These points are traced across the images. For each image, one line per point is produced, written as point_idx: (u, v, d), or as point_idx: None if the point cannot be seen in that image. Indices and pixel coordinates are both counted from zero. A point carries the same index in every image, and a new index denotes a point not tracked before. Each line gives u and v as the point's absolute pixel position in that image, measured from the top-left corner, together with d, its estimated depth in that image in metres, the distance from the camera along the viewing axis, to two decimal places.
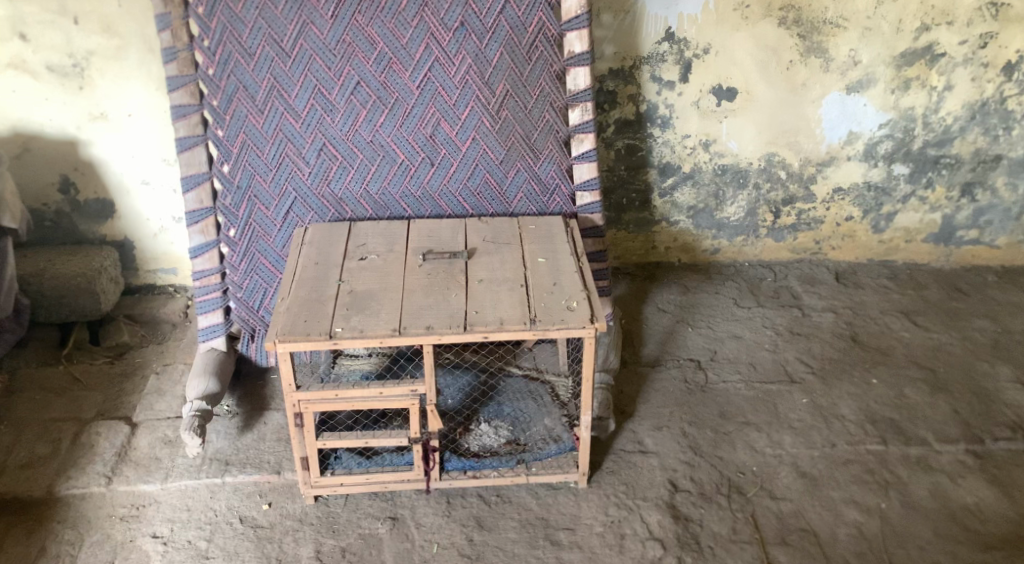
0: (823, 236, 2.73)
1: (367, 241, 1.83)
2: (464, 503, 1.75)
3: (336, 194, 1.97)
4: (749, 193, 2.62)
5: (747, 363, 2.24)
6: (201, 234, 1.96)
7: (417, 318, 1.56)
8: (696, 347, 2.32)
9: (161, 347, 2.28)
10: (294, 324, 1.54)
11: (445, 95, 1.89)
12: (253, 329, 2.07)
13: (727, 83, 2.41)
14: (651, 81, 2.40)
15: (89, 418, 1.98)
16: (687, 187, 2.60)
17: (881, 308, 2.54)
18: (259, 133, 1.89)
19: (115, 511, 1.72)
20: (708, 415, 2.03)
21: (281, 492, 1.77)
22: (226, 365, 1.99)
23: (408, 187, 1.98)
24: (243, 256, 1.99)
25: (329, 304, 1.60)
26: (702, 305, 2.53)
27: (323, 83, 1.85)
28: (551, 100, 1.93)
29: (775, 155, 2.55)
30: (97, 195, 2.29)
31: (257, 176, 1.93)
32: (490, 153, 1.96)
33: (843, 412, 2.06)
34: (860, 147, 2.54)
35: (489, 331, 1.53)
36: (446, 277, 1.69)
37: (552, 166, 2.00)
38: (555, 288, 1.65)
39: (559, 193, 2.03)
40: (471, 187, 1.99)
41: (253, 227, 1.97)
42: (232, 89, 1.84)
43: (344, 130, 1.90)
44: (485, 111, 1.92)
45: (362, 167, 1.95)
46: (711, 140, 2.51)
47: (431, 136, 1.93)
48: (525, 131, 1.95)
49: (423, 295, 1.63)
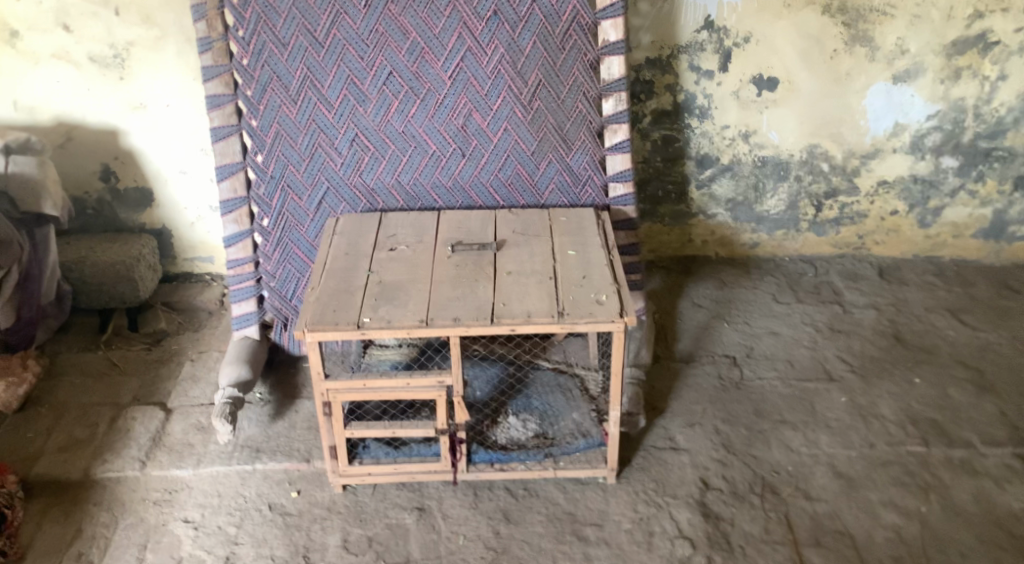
0: (867, 230, 2.65)
1: (397, 232, 1.82)
2: (492, 496, 1.74)
3: (368, 184, 1.97)
4: (790, 186, 2.55)
5: (785, 361, 2.18)
6: (235, 223, 1.98)
7: (444, 310, 1.55)
8: (732, 343, 2.27)
9: (196, 334, 2.32)
10: (323, 314, 1.55)
11: (477, 85, 1.88)
12: (286, 318, 2.09)
13: (768, 73, 2.35)
14: (690, 71, 2.35)
15: (126, 404, 2.02)
16: (726, 180, 2.54)
17: (926, 305, 2.45)
18: (292, 123, 1.90)
19: (148, 495, 1.75)
20: (743, 413, 1.98)
21: (310, 480, 1.78)
22: (258, 353, 2.01)
23: (439, 178, 1.97)
24: (276, 246, 2.01)
25: (358, 294, 1.60)
26: (739, 300, 2.48)
27: (355, 73, 1.85)
28: (584, 90, 1.90)
29: (817, 147, 2.48)
30: (136, 184, 2.33)
31: (290, 166, 1.94)
32: (522, 144, 1.94)
33: (883, 412, 1.99)
34: (907, 139, 2.46)
35: (516, 323, 1.52)
36: (474, 268, 1.67)
37: (585, 157, 1.97)
38: (584, 281, 1.62)
39: (591, 184, 2.00)
40: (502, 178, 1.98)
41: (286, 217, 1.99)
42: (266, 79, 1.85)
43: (376, 121, 1.90)
44: (517, 102, 1.90)
45: (393, 158, 1.95)
46: (751, 132, 2.45)
47: (463, 127, 1.92)
48: (557, 121, 1.92)
49: (451, 287, 1.62)
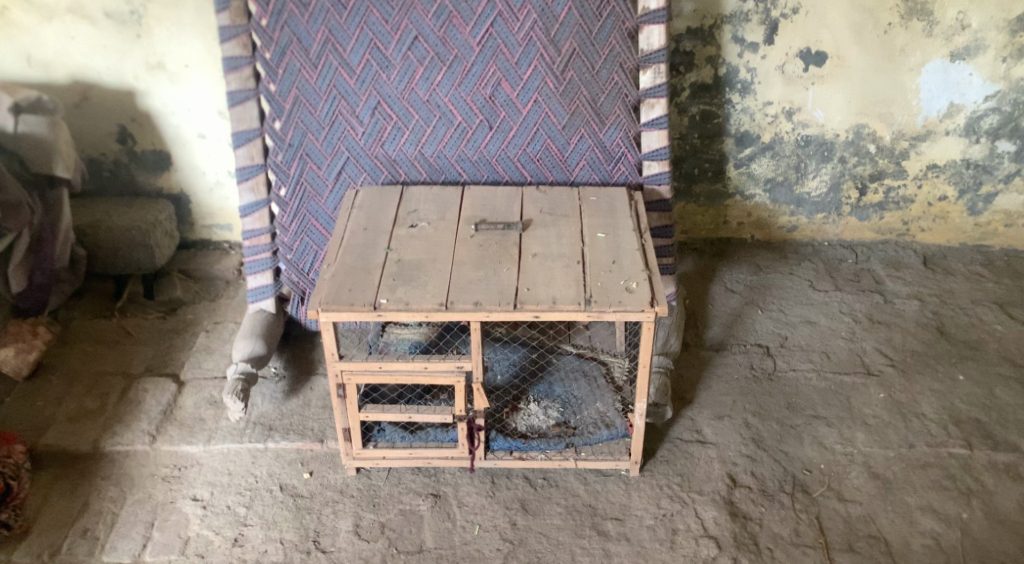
0: (912, 216, 2.52)
1: (418, 207, 1.74)
2: (509, 485, 1.67)
3: (389, 155, 1.89)
4: (833, 167, 2.43)
5: (821, 352, 2.07)
6: (252, 192, 1.90)
7: (465, 293, 1.48)
8: (765, 332, 2.15)
9: (212, 305, 2.27)
10: (338, 293, 1.49)
11: (507, 53, 1.77)
12: (303, 292, 2.03)
13: (816, 47, 2.22)
14: (733, 43, 2.22)
15: (137, 374, 1.98)
16: (765, 159, 2.42)
17: (973, 297, 2.33)
18: (312, 89, 1.81)
19: (158, 471, 1.71)
20: (775, 406, 1.87)
21: (322, 461, 1.73)
22: (273, 327, 1.96)
23: (464, 150, 1.88)
24: (293, 217, 1.94)
25: (375, 273, 1.54)
26: (774, 286, 2.37)
27: (379, 37, 1.75)
28: (620, 61, 1.79)
29: (864, 127, 2.36)
30: (154, 147, 2.27)
31: (309, 134, 1.86)
32: (553, 117, 1.84)
33: (924, 409, 1.87)
34: (961, 121, 2.33)
35: (540, 310, 1.45)
36: (499, 250, 1.60)
37: (618, 133, 1.86)
38: (614, 266, 1.54)
39: (624, 162, 1.90)
40: (531, 152, 1.89)
41: (304, 187, 1.91)
42: (286, 42, 1.76)
43: (400, 89, 1.81)
44: (549, 72, 1.79)
45: (417, 128, 1.86)
46: (795, 109, 2.33)
47: (490, 97, 1.82)
48: (591, 94, 1.82)
49: (473, 268, 1.55)
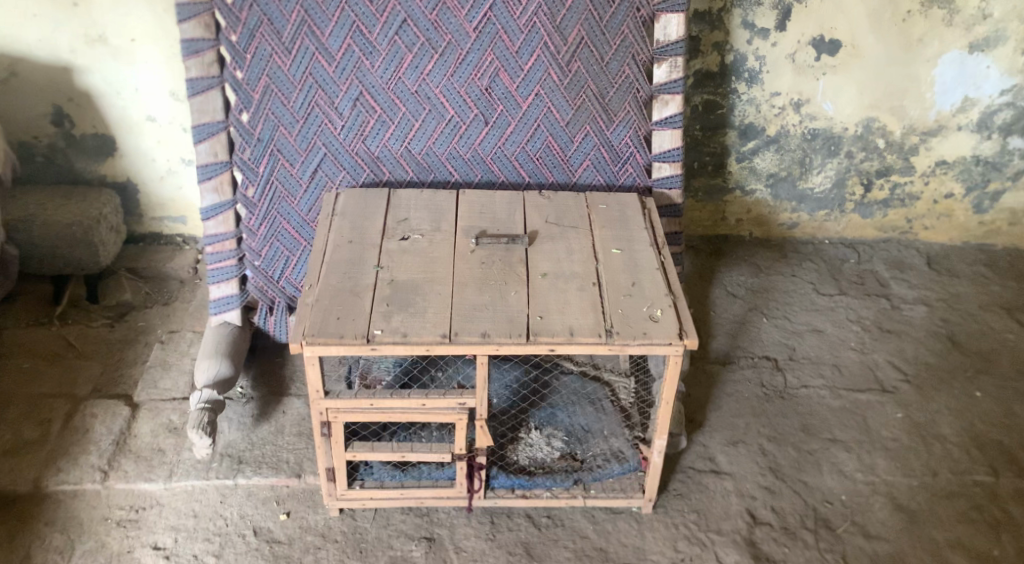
0: (917, 214, 2.40)
1: (409, 215, 1.55)
2: (511, 525, 1.51)
3: (372, 152, 1.68)
4: (839, 162, 2.29)
5: (831, 365, 1.95)
6: (215, 193, 1.67)
7: (469, 323, 1.31)
8: (772, 342, 2.02)
9: (167, 311, 2.03)
10: (325, 321, 1.30)
11: (507, 40, 1.57)
12: (272, 301, 1.81)
13: (830, 35, 2.06)
14: (742, 29, 2.04)
15: (84, 396, 1.75)
16: (769, 153, 2.27)
17: (980, 302, 2.23)
18: (285, 76, 1.59)
19: (111, 514, 1.50)
20: (789, 429, 1.75)
21: (301, 499, 1.55)
22: (240, 343, 1.74)
23: (456, 147, 1.69)
24: (262, 220, 1.71)
25: (366, 297, 1.35)
26: (777, 290, 2.23)
27: (362, 19, 1.54)
28: (633, 52, 1.60)
29: (874, 120, 2.21)
30: (96, 130, 2.01)
31: (281, 127, 1.63)
32: (556, 113, 1.65)
33: (944, 431, 1.76)
34: (975, 115, 2.20)
35: (557, 343, 1.29)
36: (503, 269, 1.43)
37: (627, 131, 1.68)
38: (633, 290, 1.39)
39: (632, 163, 1.72)
40: (530, 151, 1.70)
41: (274, 187, 1.69)
42: (254, 22, 1.53)
43: (385, 78, 1.60)
44: (553, 62, 1.60)
45: (403, 122, 1.65)
46: (804, 101, 2.17)
47: (487, 89, 1.62)
48: (599, 88, 1.63)
49: (477, 291, 1.38)
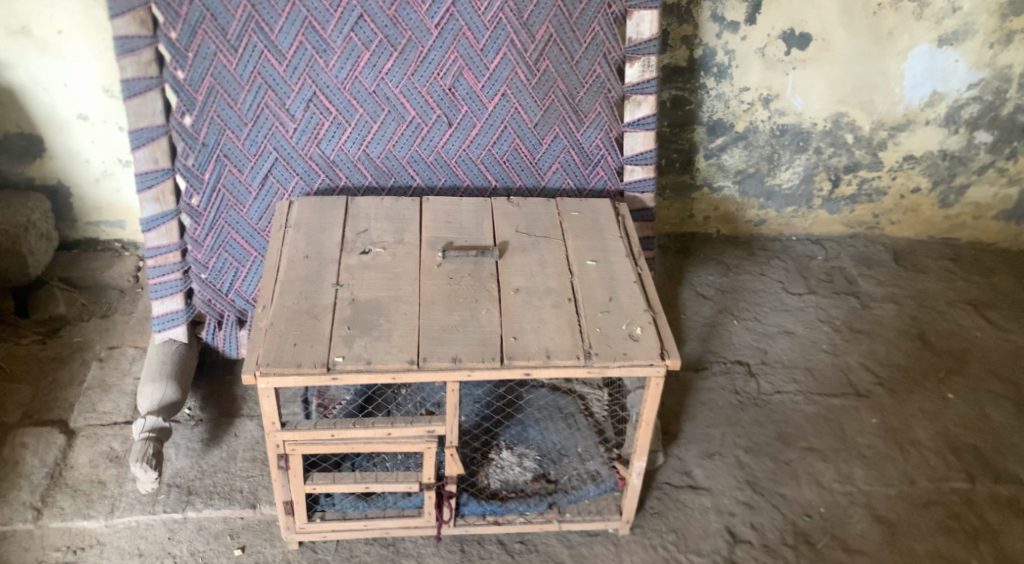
0: (883, 209, 2.38)
1: (370, 226, 1.45)
2: (482, 552, 1.43)
3: (327, 156, 1.58)
4: (807, 157, 2.24)
5: (804, 369, 1.92)
6: (156, 202, 1.53)
7: (438, 346, 1.22)
8: (744, 346, 1.97)
9: (106, 325, 1.88)
10: (281, 348, 1.20)
11: (470, 38, 1.49)
12: (221, 315, 1.68)
13: (800, 29, 2.00)
14: (711, 22, 1.98)
15: (13, 423, 1.60)
16: (737, 149, 2.21)
17: (948, 298, 2.22)
18: (231, 76, 1.47)
19: (46, 557, 1.38)
20: (765, 439, 1.71)
21: (256, 532, 1.44)
22: (186, 362, 1.61)
23: (417, 150, 1.60)
24: (209, 231, 1.58)
25: (326, 318, 1.25)
26: (747, 289, 2.18)
27: (314, 15, 1.44)
28: (605, 50, 1.52)
29: (844, 115, 2.17)
30: (22, 129, 1.85)
31: (228, 131, 1.51)
32: (523, 113, 1.57)
33: (919, 436, 1.75)
34: (943, 110, 2.17)
35: (532, 366, 1.21)
36: (472, 285, 1.34)
37: (598, 133, 1.61)
38: (611, 306, 1.32)
39: (603, 165, 1.64)
40: (496, 153, 1.61)
41: (222, 195, 1.56)
42: (196, 18, 1.40)
43: (340, 77, 1.50)
44: (520, 60, 1.51)
45: (361, 124, 1.55)
46: (773, 96, 2.11)
47: (450, 89, 1.53)
48: (568, 87, 1.55)
49: (445, 310, 1.29)
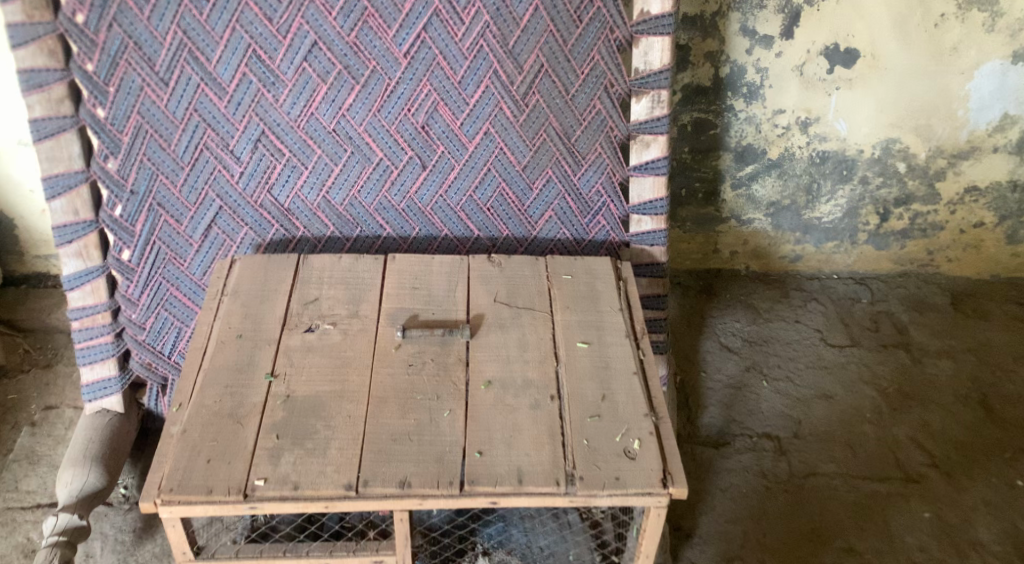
0: (940, 245, 2.06)
1: (321, 295, 1.21)
2: None
3: (281, 204, 1.34)
4: (852, 188, 1.94)
5: (843, 444, 1.65)
6: (77, 257, 1.32)
7: (386, 465, 0.98)
8: (772, 414, 1.71)
9: (47, 378, 1.68)
10: (189, 467, 0.96)
11: (446, 68, 1.24)
12: (163, 379, 1.45)
13: (847, 44, 1.71)
14: (742, 36, 1.70)
15: None
16: (771, 179, 1.92)
17: (1015, 353, 1.91)
18: (162, 114, 1.24)
19: None
20: (796, 539, 1.45)
21: None
22: (122, 437, 1.38)
23: (387, 196, 1.35)
24: (143, 288, 1.36)
25: (251, 424, 1.02)
26: (778, 341, 1.91)
27: (259, 41, 1.20)
28: (607, 82, 1.27)
29: (896, 142, 1.87)
30: None
31: (160, 176, 1.28)
32: (509, 154, 1.32)
33: (982, 537, 1.47)
34: (1014, 135, 1.86)
35: (501, 495, 0.96)
36: (436, 375, 1.09)
37: (599, 177, 1.35)
38: (603, 408, 1.06)
39: (606, 214, 1.39)
40: (479, 200, 1.37)
41: (157, 248, 1.34)
42: (116, 46, 1.17)
43: (292, 114, 1.26)
44: (505, 94, 1.27)
45: (319, 167, 1.31)
46: (813, 120, 1.82)
47: (424, 126, 1.29)
48: (562, 125, 1.30)
49: (400, 411, 1.04)
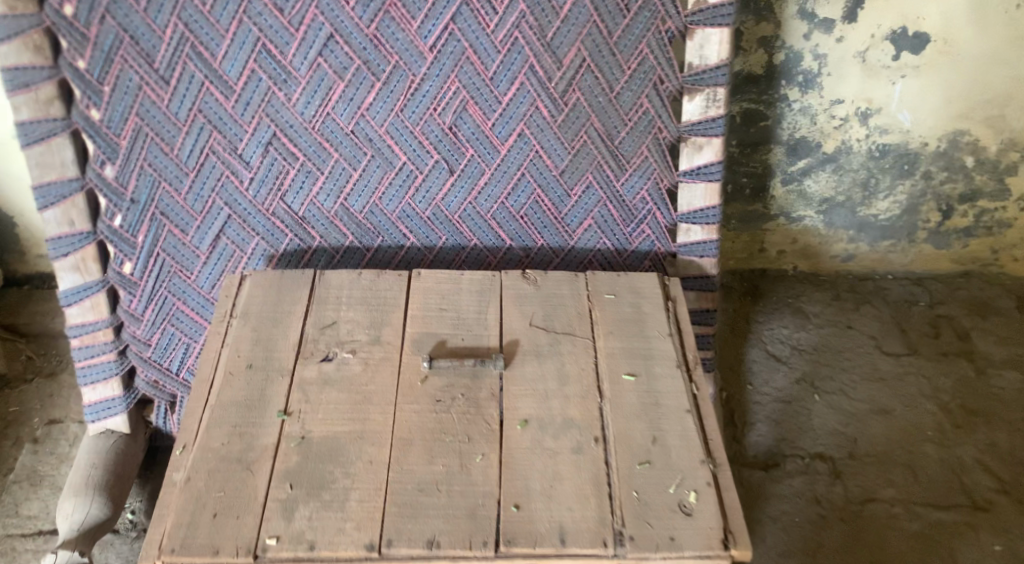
0: (1007, 243, 1.90)
1: (339, 317, 1.10)
2: None
3: (295, 212, 1.23)
4: (913, 184, 1.79)
5: (903, 466, 1.52)
6: (75, 271, 1.22)
7: (412, 521, 0.87)
8: (825, 432, 1.58)
9: (50, 389, 1.63)
10: (193, 522, 0.86)
11: (477, 62, 1.11)
12: (172, 397, 1.36)
13: (915, 27, 1.55)
14: (798, 19, 1.54)
15: None
16: (825, 173, 1.76)
17: None
18: (163, 115, 1.12)
19: None
20: None
21: None
22: (127, 461, 1.31)
23: (410, 204, 1.23)
24: (147, 303, 1.26)
25: (262, 470, 0.91)
26: (829, 349, 1.77)
27: (269, 35, 1.08)
28: (656, 79, 1.13)
29: (964, 133, 1.71)
30: None
31: (163, 183, 1.17)
32: (545, 158, 1.19)
33: None
34: None
35: (541, 558, 0.85)
36: (466, 413, 0.98)
37: (645, 183, 1.22)
38: (653, 452, 0.94)
39: (650, 222, 1.26)
40: (511, 207, 1.24)
41: (162, 260, 1.23)
42: (111, 41, 1.06)
43: (307, 115, 1.14)
44: (542, 92, 1.14)
45: (336, 172, 1.20)
46: (873, 110, 1.67)
47: (451, 128, 1.17)
48: (605, 125, 1.17)
49: (426, 456, 0.94)
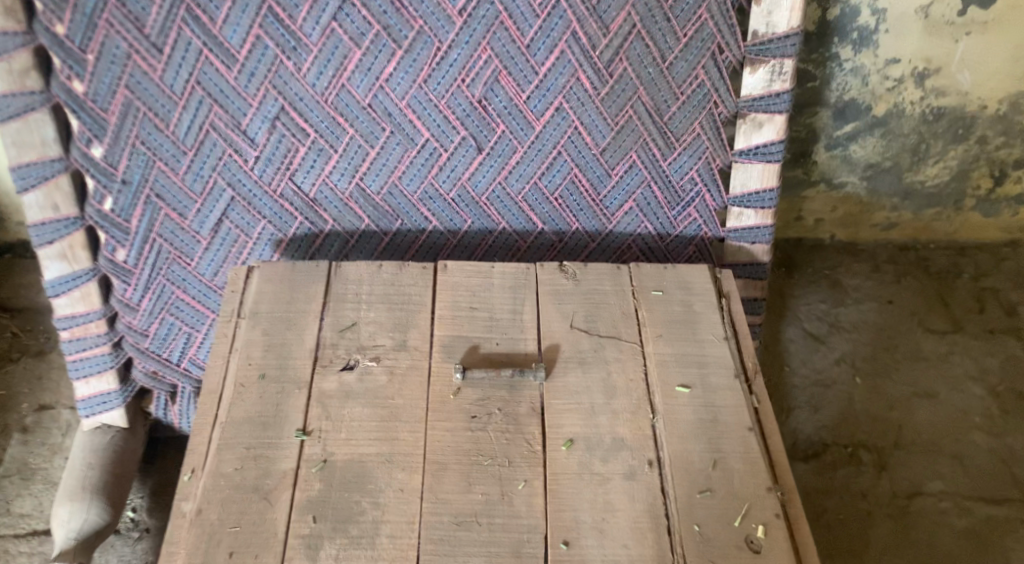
0: None
1: (359, 318, 1.00)
2: None
3: (305, 194, 1.10)
4: (967, 149, 1.65)
5: (950, 456, 1.44)
6: (61, 259, 1.10)
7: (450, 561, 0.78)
8: (866, 418, 1.50)
9: (42, 370, 1.54)
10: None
11: (513, 28, 0.98)
12: (172, 387, 1.25)
13: None
14: None
15: None
16: (873, 138, 1.63)
17: None
18: (155, 87, 0.99)
19: None
20: None
21: None
22: (124, 460, 1.23)
23: (433, 184, 1.11)
24: (143, 292, 1.15)
25: (280, 501, 0.82)
26: (870, 326, 1.67)
27: None
28: (715, 48, 1.00)
29: None
30: None
31: (158, 162, 1.05)
32: (585, 134, 1.07)
33: None
34: None
35: None
36: (504, 432, 0.88)
37: (695, 163, 1.10)
38: (715, 478, 0.85)
39: (698, 205, 1.14)
40: (545, 189, 1.12)
41: (158, 247, 1.11)
42: (93, 2, 0.92)
43: (318, 87, 1.01)
44: (584, 61, 1.00)
45: (351, 150, 1.07)
46: (931, 71, 1.53)
47: (481, 101, 1.03)
48: (654, 99, 1.04)
49: (463, 483, 0.84)
